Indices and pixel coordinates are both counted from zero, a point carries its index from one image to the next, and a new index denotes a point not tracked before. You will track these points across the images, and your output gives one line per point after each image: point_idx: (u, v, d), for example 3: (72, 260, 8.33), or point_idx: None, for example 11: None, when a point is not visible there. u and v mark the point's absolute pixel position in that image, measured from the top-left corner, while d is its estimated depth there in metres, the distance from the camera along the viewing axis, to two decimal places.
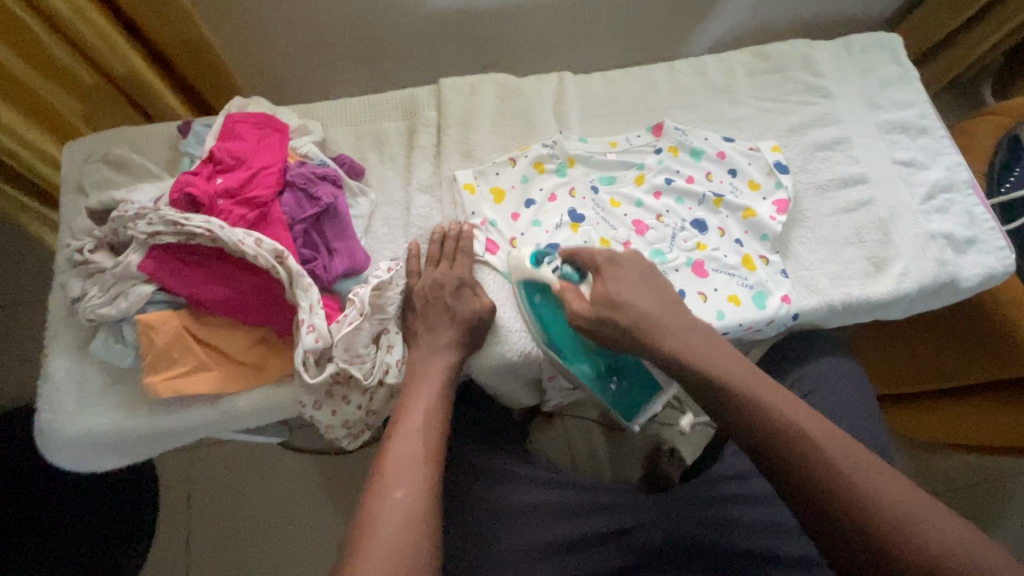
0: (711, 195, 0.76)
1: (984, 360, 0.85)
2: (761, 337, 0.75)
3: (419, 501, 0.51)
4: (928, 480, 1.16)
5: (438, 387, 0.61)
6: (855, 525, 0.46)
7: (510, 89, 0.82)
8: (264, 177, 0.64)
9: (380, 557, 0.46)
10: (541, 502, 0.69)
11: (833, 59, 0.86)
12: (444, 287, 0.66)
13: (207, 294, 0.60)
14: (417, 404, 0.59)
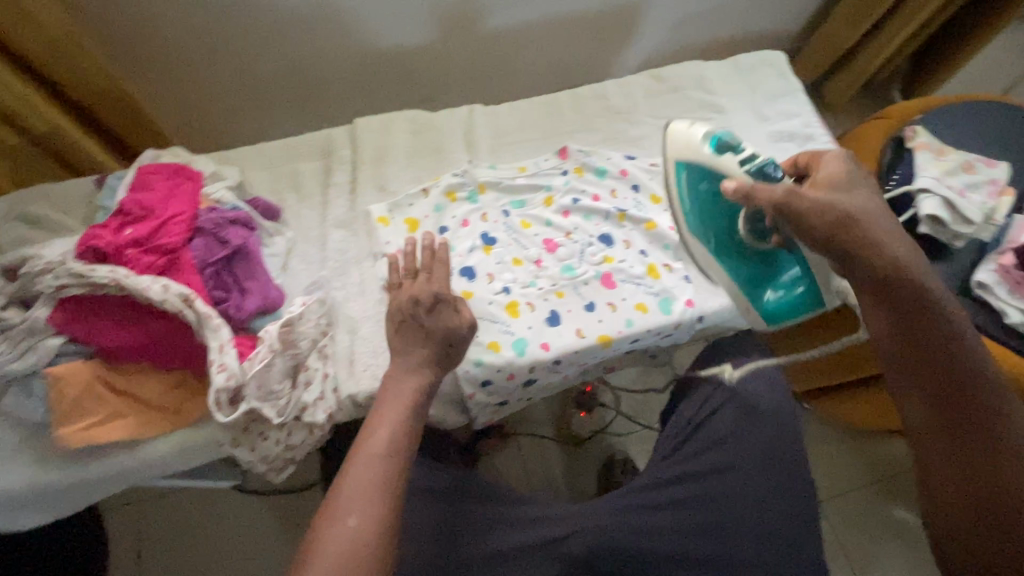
0: (615, 211, 0.81)
1: None
2: (672, 341, 0.79)
3: (372, 530, 0.53)
4: (870, 466, 1.21)
5: (404, 408, 0.61)
6: (945, 458, 0.55)
7: (422, 123, 0.86)
8: (174, 225, 0.66)
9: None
10: (457, 523, 0.70)
11: (723, 77, 0.92)
12: (421, 302, 0.66)
13: (117, 342, 0.61)
14: (383, 424, 0.59)
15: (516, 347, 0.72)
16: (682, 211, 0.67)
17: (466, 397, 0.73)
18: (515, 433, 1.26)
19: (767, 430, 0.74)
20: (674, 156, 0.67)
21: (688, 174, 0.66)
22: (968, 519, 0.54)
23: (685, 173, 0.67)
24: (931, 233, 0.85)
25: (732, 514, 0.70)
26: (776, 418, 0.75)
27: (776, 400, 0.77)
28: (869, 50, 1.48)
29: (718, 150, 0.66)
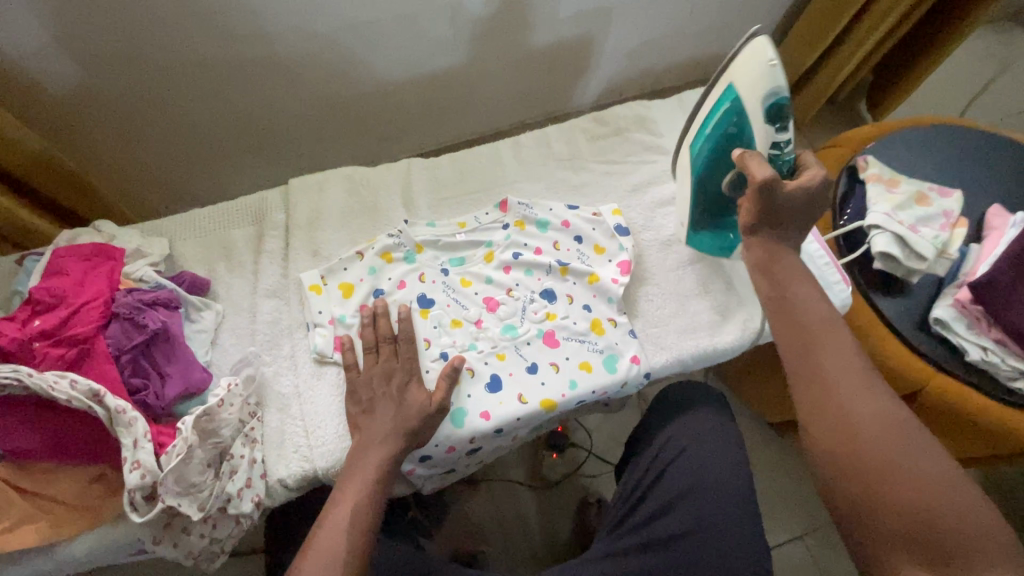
0: (558, 264, 0.78)
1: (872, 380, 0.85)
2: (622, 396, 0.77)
3: None
4: None
5: (356, 488, 0.61)
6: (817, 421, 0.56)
7: (358, 181, 0.85)
8: (86, 312, 0.63)
9: None
10: None
11: (666, 117, 0.91)
12: (389, 379, 0.67)
13: (23, 444, 0.58)
14: (349, 492, 0.60)
15: (455, 419, 0.69)
16: (702, 122, 0.69)
17: (406, 472, 0.70)
18: (486, 478, 1.22)
19: (721, 487, 0.71)
20: (732, 76, 0.63)
21: (728, 105, 0.64)
22: (861, 503, 0.52)
23: (727, 101, 0.65)
24: (887, 268, 0.84)
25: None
26: (728, 472, 0.73)
27: (727, 452, 0.74)
28: (828, 70, 1.47)
29: (767, 115, 0.61)
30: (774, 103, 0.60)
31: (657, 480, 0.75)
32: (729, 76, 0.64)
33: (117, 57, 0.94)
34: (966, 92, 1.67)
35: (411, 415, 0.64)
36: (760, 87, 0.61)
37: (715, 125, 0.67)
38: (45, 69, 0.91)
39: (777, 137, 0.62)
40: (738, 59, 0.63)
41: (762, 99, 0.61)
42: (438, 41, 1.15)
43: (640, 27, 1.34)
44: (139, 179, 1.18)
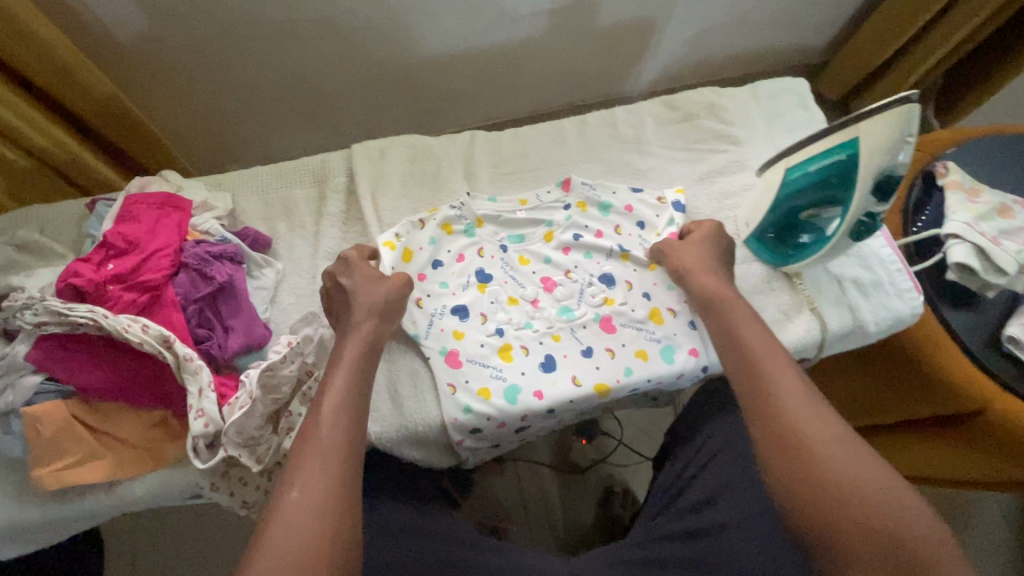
0: (619, 249, 0.77)
1: (941, 394, 0.80)
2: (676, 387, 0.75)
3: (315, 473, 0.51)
4: None
5: None
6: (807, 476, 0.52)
7: (420, 150, 0.84)
8: (157, 259, 0.64)
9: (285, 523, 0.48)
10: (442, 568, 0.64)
11: (739, 106, 0.88)
12: None
13: (94, 383, 0.60)
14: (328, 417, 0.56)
15: (507, 396, 0.68)
16: (804, 156, 0.65)
17: (455, 442, 0.69)
18: (512, 458, 1.22)
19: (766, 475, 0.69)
20: (860, 131, 0.58)
21: (839, 159, 0.61)
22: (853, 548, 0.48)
23: (840, 153, 0.60)
24: (960, 280, 0.80)
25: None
26: None
27: None
28: (899, 70, 1.40)
29: (873, 187, 0.59)
30: (885, 176, 0.58)
31: (696, 473, 0.73)
32: (854, 130, 0.59)
33: (181, 9, 0.93)
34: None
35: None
36: (881, 155, 0.57)
37: (817, 169, 0.63)
38: (111, 14, 0.91)
39: (873, 207, 0.61)
40: (872, 113, 0.57)
41: (877, 170, 0.58)
42: (499, 14, 1.12)
43: (707, 12, 1.29)
44: (193, 132, 1.19)
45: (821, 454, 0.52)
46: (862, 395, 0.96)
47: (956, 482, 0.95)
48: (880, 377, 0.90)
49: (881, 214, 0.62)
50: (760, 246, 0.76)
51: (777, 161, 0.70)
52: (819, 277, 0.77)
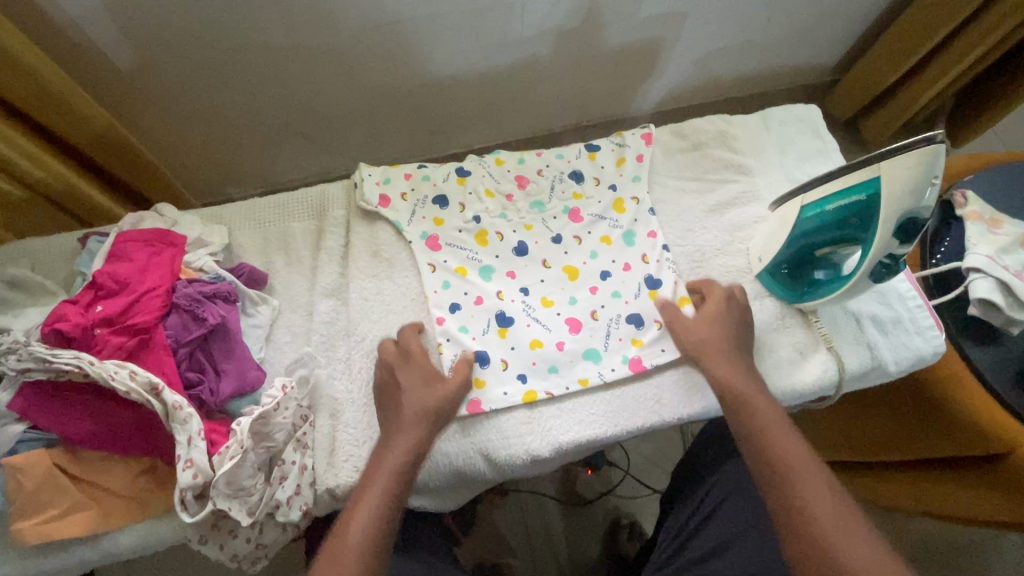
0: (586, 151, 0.87)
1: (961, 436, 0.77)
2: (689, 417, 0.71)
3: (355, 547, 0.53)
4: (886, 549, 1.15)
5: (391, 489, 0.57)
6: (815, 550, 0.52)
7: (421, 181, 0.82)
8: (147, 301, 0.62)
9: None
10: None
11: (749, 136, 0.86)
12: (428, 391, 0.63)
13: (79, 432, 0.57)
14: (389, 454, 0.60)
15: (483, 273, 0.77)
16: (821, 194, 0.62)
17: (436, 321, 0.73)
18: (516, 489, 1.19)
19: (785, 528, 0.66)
20: (881, 171, 0.55)
21: (858, 198, 0.58)
22: None
23: (861, 193, 0.58)
24: (982, 315, 0.77)
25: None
26: None
27: None
28: (908, 93, 1.38)
29: (896, 228, 0.56)
30: (908, 220, 0.55)
31: (705, 520, 0.70)
32: (875, 167, 0.56)
33: (182, 37, 0.92)
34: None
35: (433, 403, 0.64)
36: (909, 195, 0.54)
37: (834, 207, 0.61)
38: (115, 42, 0.90)
39: (894, 250, 0.57)
40: (894, 154, 0.55)
41: (901, 213, 0.55)
42: (503, 36, 1.10)
43: (713, 35, 1.27)
44: (194, 158, 1.17)
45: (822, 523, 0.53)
46: (874, 429, 0.93)
47: (959, 518, 0.93)
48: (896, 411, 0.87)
49: (903, 260, 0.59)
50: (776, 287, 0.74)
51: (792, 197, 0.67)
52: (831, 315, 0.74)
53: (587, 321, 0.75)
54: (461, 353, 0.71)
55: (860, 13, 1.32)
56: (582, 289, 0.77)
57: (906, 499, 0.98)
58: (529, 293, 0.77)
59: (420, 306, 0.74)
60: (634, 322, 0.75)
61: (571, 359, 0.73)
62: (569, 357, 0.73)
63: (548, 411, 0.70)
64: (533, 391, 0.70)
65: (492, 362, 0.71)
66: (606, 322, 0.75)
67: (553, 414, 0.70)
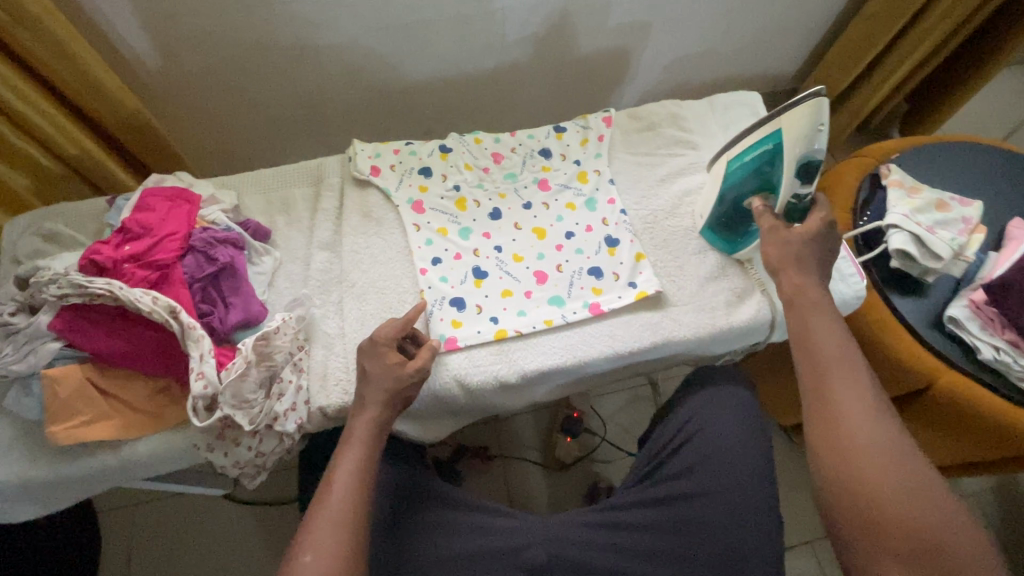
0: (555, 131, 0.96)
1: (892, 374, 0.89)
2: (642, 353, 0.79)
3: (352, 486, 0.59)
4: None
5: (372, 429, 0.63)
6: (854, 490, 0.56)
7: (406, 153, 0.92)
8: (168, 243, 0.72)
9: (321, 526, 0.56)
10: (445, 523, 0.71)
11: (697, 116, 0.97)
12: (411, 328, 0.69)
13: (106, 349, 0.67)
14: (359, 424, 0.63)
15: (461, 234, 0.86)
16: (740, 148, 0.74)
17: (419, 272, 0.82)
18: (499, 456, 1.27)
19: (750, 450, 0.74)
20: (781, 123, 0.68)
21: (768, 147, 0.70)
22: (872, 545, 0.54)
23: (770, 143, 0.70)
24: (903, 266, 0.88)
25: (690, 544, 0.70)
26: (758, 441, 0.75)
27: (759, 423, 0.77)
28: (860, 93, 1.50)
29: (798, 170, 0.69)
30: (806, 163, 0.69)
31: (677, 448, 0.78)
32: (778, 120, 0.68)
33: (202, 38, 1.06)
34: (1013, 119, 1.64)
35: (394, 378, 0.64)
36: (807, 140, 0.67)
37: (753, 156, 0.72)
38: (137, 40, 1.03)
39: (799, 189, 0.71)
40: (792, 108, 0.67)
41: (798, 157, 0.68)
42: (486, 43, 1.23)
43: (677, 42, 1.40)
44: (206, 148, 1.30)
45: (868, 478, 0.56)
46: None
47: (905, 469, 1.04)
48: None
49: (807, 197, 0.72)
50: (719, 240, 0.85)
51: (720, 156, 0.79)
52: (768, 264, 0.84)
53: (553, 273, 0.84)
54: (441, 298, 0.80)
55: (811, 22, 1.46)
56: (549, 246, 0.86)
57: None
58: (502, 250, 0.85)
59: (404, 258, 0.83)
60: (595, 274, 0.84)
61: (537, 304, 0.81)
62: (536, 302, 0.81)
63: (517, 345, 0.78)
64: (504, 329, 0.78)
65: (467, 307, 0.80)
66: (570, 275, 0.84)
67: (521, 349, 0.78)
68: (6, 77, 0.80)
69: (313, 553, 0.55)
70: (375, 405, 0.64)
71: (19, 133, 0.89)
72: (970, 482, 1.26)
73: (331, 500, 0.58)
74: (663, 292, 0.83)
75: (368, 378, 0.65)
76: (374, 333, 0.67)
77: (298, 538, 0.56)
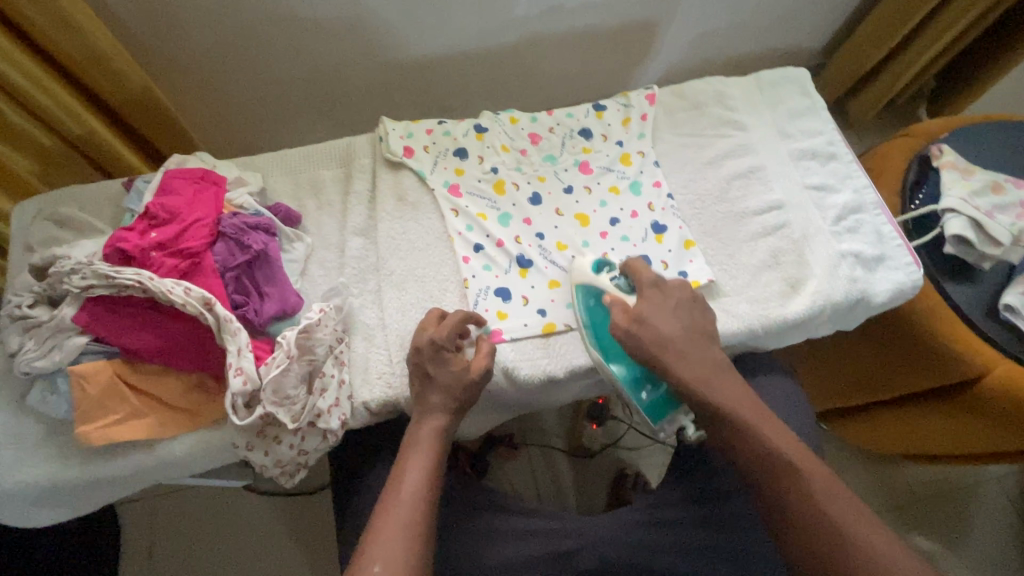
0: (595, 110, 0.91)
1: (927, 370, 0.88)
2: None
3: (421, 491, 0.59)
4: (875, 496, 1.22)
5: (435, 434, 0.63)
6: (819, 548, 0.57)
7: (440, 133, 0.87)
8: (197, 229, 0.67)
9: (390, 530, 0.55)
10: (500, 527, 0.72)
11: (744, 95, 0.92)
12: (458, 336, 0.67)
13: (137, 344, 0.62)
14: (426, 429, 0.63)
15: (501, 220, 0.81)
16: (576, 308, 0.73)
17: (461, 260, 0.77)
18: (526, 444, 1.25)
19: None
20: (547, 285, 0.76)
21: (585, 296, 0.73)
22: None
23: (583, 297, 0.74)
24: (958, 253, 0.85)
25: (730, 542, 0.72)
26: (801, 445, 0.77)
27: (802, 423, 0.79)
28: (891, 70, 1.46)
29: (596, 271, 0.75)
30: (599, 264, 0.76)
31: None
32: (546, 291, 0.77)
33: (212, 8, 0.99)
34: None
35: (460, 384, 0.65)
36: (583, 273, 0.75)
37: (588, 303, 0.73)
38: (147, 11, 0.96)
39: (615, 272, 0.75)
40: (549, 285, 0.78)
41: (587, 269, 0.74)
42: (511, 15, 1.17)
43: (708, 14, 1.34)
44: (216, 127, 1.24)
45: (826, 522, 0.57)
46: (857, 377, 1.02)
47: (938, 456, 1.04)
48: (875, 357, 0.96)
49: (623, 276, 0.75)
50: (648, 410, 0.71)
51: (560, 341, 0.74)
52: (825, 252, 0.80)
53: None
54: (485, 288, 0.76)
55: None
56: (594, 233, 0.82)
57: (886, 446, 1.09)
58: (544, 237, 0.81)
59: (443, 246, 0.79)
60: None
61: None
62: None
63: (566, 338, 0.75)
64: (553, 322, 0.74)
65: (513, 298, 0.76)
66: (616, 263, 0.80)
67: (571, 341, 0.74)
68: (17, 59, 0.75)
69: (383, 562, 0.53)
70: (440, 412, 0.64)
71: (19, 114, 0.83)
72: (995, 467, 1.25)
73: (399, 507, 0.57)
74: (714, 283, 0.79)
75: (432, 382, 0.65)
76: (431, 337, 0.65)
77: (363, 546, 0.55)
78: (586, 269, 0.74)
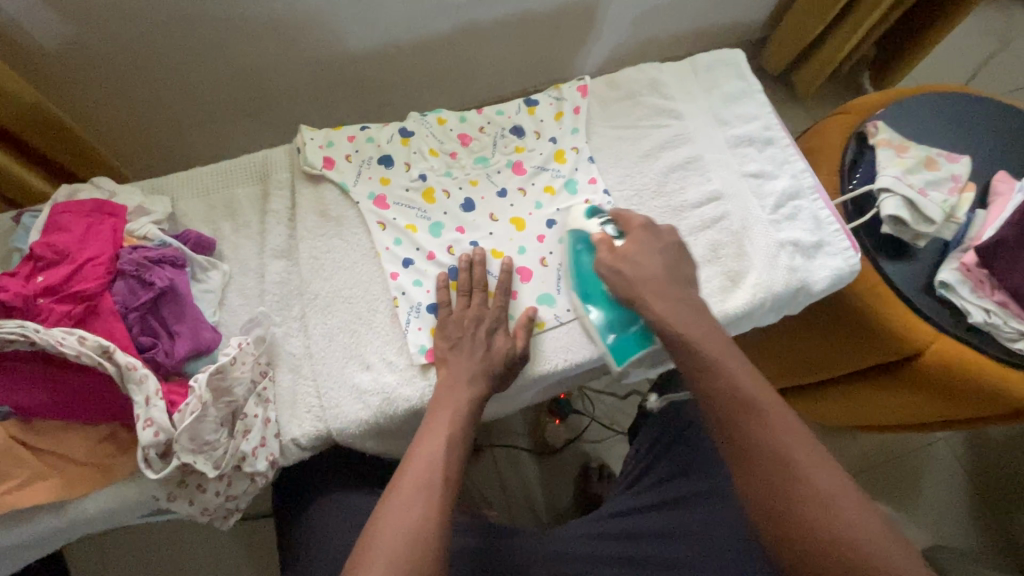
0: (526, 106, 0.87)
1: (868, 346, 0.89)
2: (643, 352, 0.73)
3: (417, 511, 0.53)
4: None
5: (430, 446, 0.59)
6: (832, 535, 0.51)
7: (362, 140, 0.82)
8: (90, 269, 0.62)
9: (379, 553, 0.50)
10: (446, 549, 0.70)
11: (679, 80, 0.89)
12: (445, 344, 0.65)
13: (30, 401, 0.57)
14: (429, 449, 0.58)
15: (433, 230, 0.77)
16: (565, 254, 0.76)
17: (390, 276, 0.73)
18: (490, 446, 1.23)
19: None
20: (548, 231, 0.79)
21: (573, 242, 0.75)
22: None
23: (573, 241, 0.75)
24: (895, 232, 0.85)
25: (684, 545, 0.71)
26: None
27: None
28: (832, 40, 1.45)
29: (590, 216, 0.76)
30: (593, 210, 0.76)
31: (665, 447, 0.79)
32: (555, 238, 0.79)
33: (107, 12, 0.90)
34: (976, 62, 1.63)
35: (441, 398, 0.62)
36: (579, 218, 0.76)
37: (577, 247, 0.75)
38: (35, 20, 0.87)
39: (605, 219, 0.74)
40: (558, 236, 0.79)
41: (579, 213, 0.76)
42: (440, 4, 1.10)
43: None
44: (133, 138, 1.15)
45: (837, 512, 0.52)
46: (802, 360, 1.04)
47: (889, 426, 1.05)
48: (815, 343, 0.98)
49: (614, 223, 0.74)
50: (613, 351, 0.71)
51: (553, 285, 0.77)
52: (764, 242, 0.78)
53: (538, 269, 0.77)
54: (416, 305, 0.72)
55: None
56: (531, 238, 0.78)
57: (838, 420, 1.11)
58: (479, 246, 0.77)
59: (371, 263, 0.75)
60: None
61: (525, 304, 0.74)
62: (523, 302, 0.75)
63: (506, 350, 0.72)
64: None
65: None
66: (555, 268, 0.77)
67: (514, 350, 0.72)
68: None
69: None
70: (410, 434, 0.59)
71: None
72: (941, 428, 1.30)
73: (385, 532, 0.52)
74: None
75: None
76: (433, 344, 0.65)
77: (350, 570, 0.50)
78: (579, 215, 0.76)
